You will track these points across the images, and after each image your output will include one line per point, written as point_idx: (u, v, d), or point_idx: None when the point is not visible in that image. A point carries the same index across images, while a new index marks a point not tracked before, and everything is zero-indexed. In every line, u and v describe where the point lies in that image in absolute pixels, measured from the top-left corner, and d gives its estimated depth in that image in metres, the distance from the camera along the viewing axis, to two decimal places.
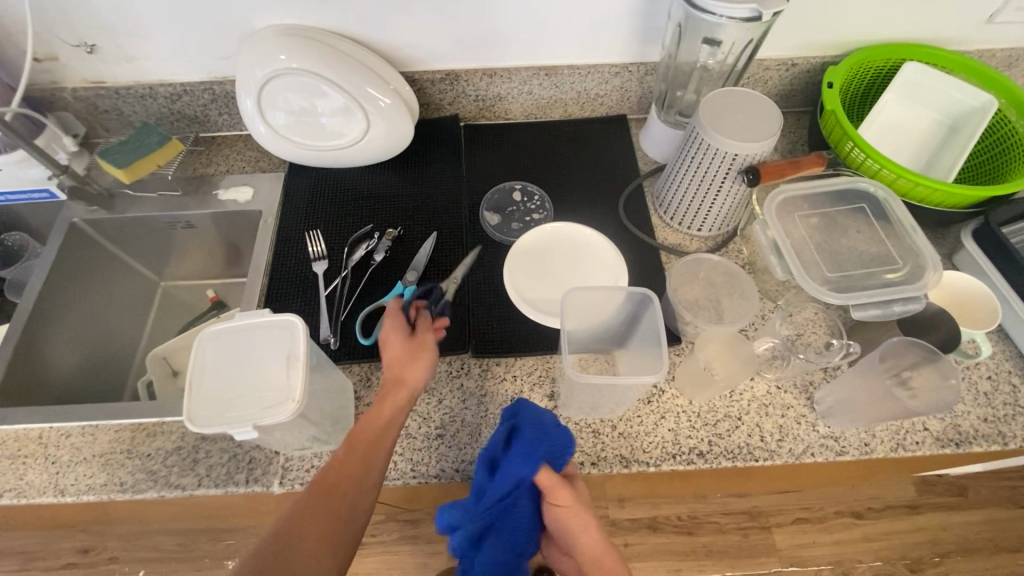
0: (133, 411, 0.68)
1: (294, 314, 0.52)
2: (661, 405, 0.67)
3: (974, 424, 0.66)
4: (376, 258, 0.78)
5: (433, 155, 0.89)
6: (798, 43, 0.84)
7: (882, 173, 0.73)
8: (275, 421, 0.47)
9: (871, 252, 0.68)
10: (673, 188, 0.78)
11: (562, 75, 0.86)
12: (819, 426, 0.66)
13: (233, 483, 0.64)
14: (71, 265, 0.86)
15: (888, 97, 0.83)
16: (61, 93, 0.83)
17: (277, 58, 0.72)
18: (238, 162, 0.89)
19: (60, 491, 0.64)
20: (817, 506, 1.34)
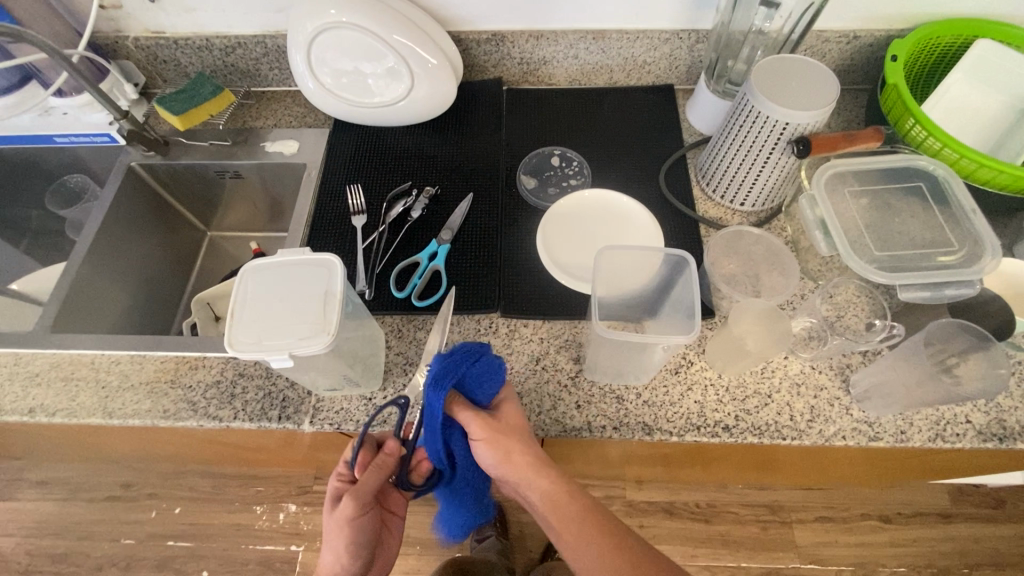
0: (177, 345, 0.72)
1: (333, 253, 0.54)
2: (689, 376, 0.67)
3: (1021, 420, 0.63)
4: (413, 215, 0.79)
5: (474, 117, 0.89)
6: (862, 14, 0.80)
7: (944, 152, 0.69)
8: (310, 351, 0.49)
9: (925, 233, 0.65)
10: (717, 160, 0.76)
11: (610, 40, 0.84)
12: (853, 410, 0.64)
13: (266, 418, 0.66)
14: (126, 208, 0.88)
15: (956, 76, 0.79)
16: (124, 41, 0.86)
17: (328, 13, 0.72)
18: (285, 116, 0.92)
19: (109, 413, 0.68)
20: (842, 505, 1.31)
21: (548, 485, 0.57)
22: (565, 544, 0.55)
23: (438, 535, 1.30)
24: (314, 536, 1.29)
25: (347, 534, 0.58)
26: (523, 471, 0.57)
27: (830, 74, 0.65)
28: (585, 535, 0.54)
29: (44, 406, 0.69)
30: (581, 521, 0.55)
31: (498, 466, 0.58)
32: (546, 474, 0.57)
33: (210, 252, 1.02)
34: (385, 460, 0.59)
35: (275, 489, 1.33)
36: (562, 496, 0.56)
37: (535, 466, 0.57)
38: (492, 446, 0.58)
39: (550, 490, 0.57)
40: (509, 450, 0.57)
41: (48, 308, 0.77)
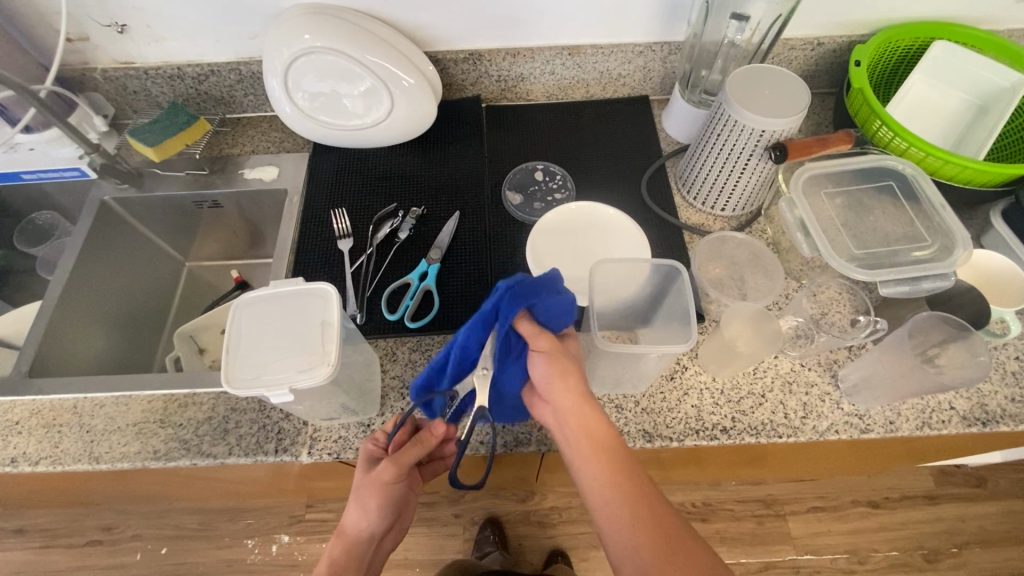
0: (164, 382, 0.70)
1: (328, 282, 0.53)
2: (684, 381, 0.68)
3: (1001, 404, 0.66)
4: (401, 236, 0.79)
5: (455, 135, 0.89)
6: (824, 22, 0.84)
7: (910, 151, 0.72)
8: (310, 385, 0.48)
9: (899, 229, 0.68)
10: (697, 167, 0.78)
11: (586, 55, 0.86)
12: (844, 404, 0.66)
13: (262, 452, 0.65)
14: (100, 243, 0.86)
15: (915, 77, 0.82)
16: (91, 73, 0.84)
17: (301, 38, 0.72)
18: (263, 142, 0.91)
19: (95, 459, 0.66)
20: (832, 494, 1.34)
21: (593, 415, 0.52)
22: (592, 472, 0.50)
23: (438, 555, 1.28)
24: (310, 566, 1.26)
25: (381, 493, 0.57)
26: (574, 394, 0.52)
27: (800, 81, 0.68)
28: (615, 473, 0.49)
29: (25, 456, 0.66)
30: (614, 464, 0.50)
31: (555, 382, 0.53)
32: (592, 404, 0.52)
33: (188, 284, 1.00)
34: (429, 437, 0.55)
35: (266, 520, 1.30)
36: (605, 434, 0.51)
37: (586, 396, 0.52)
38: (557, 369, 0.53)
39: (592, 424, 0.51)
40: (567, 369, 0.53)
41: (24, 352, 0.74)
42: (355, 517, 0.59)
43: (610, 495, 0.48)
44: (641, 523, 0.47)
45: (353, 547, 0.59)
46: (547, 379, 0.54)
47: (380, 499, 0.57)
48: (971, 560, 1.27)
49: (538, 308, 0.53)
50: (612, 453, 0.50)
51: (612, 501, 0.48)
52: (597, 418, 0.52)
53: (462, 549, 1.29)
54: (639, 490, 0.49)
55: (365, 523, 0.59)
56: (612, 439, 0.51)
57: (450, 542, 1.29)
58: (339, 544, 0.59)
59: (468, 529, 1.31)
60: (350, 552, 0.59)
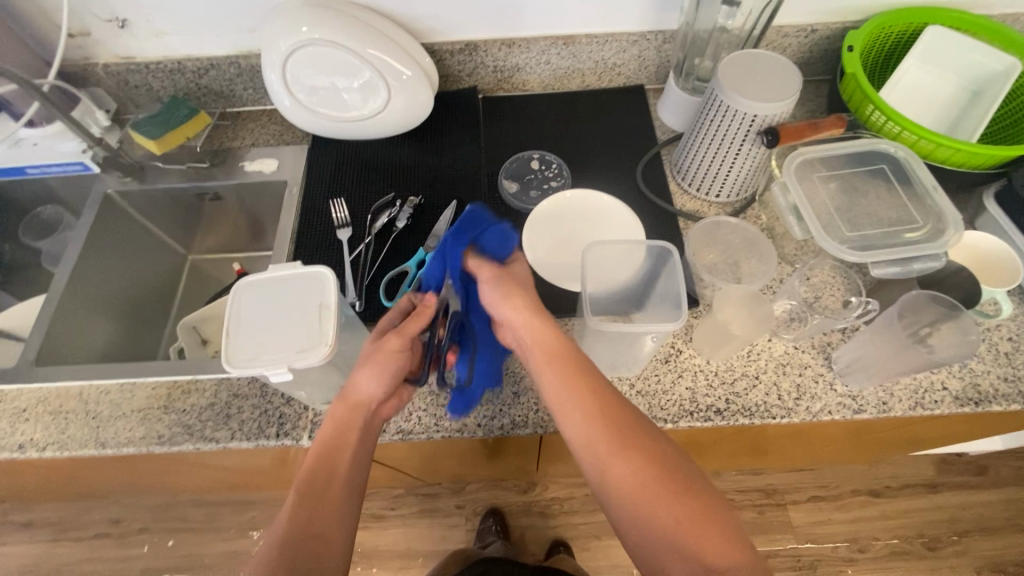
0: (167, 370, 0.71)
1: (326, 266, 0.54)
2: (679, 364, 0.68)
3: (994, 383, 0.66)
4: (399, 225, 0.80)
5: (452, 126, 0.90)
6: (817, 9, 0.84)
7: (903, 135, 0.73)
8: (309, 364, 0.49)
9: (891, 212, 0.68)
10: (691, 154, 0.79)
11: (580, 44, 0.87)
12: (837, 385, 0.67)
13: (264, 436, 0.66)
14: (104, 236, 0.88)
15: (909, 63, 0.83)
16: (93, 68, 0.85)
17: (299, 30, 0.73)
18: (263, 135, 0.92)
19: (101, 444, 0.67)
20: (832, 483, 1.34)
21: (543, 328, 0.56)
22: (550, 374, 0.54)
23: (440, 545, 1.30)
24: None
25: (397, 357, 0.57)
26: (520, 309, 0.57)
27: (792, 67, 0.68)
28: (578, 378, 0.53)
29: (33, 442, 0.67)
30: (573, 370, 0.53)
31: (498, 301, 0.59)
32: (540, 317, 0.57)
33: (191, 277, 1.01)
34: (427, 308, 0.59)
35: (271, 512, 1.31)
36: (561, 346, 0.55)
37: (535, 310, 0.57)
38: (501, 291, 0.59)
39: (543, 337, 0.56)
40: (510, 291, 0.58)
41: (31, 342, 0.76)
42: (367, 379, 0.55)
43: (569, 397, 0.52)
44: (593, 417, 0.50)
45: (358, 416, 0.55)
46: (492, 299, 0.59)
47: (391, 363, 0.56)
48: (971, 547, 1.27)
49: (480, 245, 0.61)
50: (570, 360, 0.54)
51: (570, 403, 0.52)
52: (551, 332, 0.56)
53: (465, 539, 1.30)
54: (595, 386, 0.52)
55: (380, 383, 0.56)
56: (562, 344, 0.55)
57: (453, 532, 1.31)
58: (341, 413, 0.54)
59: (470, 520, 1.32)
60: (356, 419, 0.55)
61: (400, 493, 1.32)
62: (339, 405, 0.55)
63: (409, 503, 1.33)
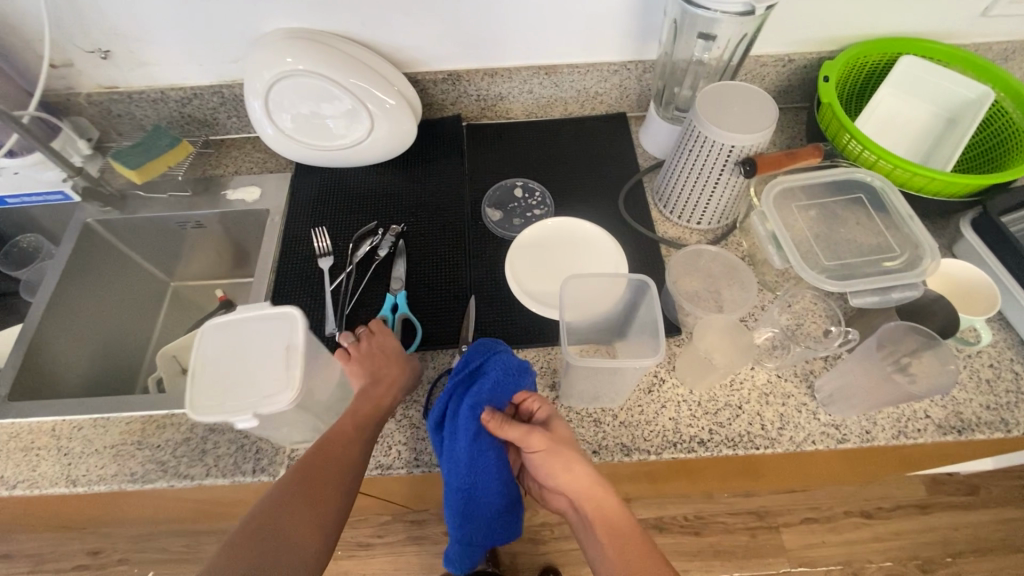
0: (142, 403, 0.70)
1: (295, 306, 0.54)
2: (662, 394, 0.68)
3: (976, 411, 0.66)
4: (381, 253, 0.79)
5: (436, 154, 0.91)
6: (793, 39, 0.86)
7: (879, 163, 0.74)
8: (274, 410, 0.49)
9: (869, 241, 0.68)
10: (671, 182, 0.79)
11: (562, 74, 0.88)
12: (820, 415, 0.67)
13: (240, 473, 0.65)
14: (82, 265, 0.87)
15: (884, 91, 0.84)
16: (76, 98, 0.85)
17: (284, 61, 0.74)
18: (246, 163, 0.92)
19: (72, 482, 0.65)
20: (825, 505, 1.33)
21: (602, 498, 0.56)
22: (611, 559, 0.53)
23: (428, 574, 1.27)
24: None
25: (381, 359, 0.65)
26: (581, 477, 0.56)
27: (768, 98, 0.69)
28: (640, 551, 0.53)
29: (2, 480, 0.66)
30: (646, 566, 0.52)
31: (562, 463, 0.56)
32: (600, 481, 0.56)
33: (173, 304, 1.00)
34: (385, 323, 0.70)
35: None
36: (629, 527, 0.55)
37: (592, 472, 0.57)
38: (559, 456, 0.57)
39: (604, 507, 0.55)
40: (569, 462, 0.56)
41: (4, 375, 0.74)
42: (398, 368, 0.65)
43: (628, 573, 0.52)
44: None
45: (386, 401, 0.62)
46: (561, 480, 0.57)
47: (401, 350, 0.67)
48: (966, 569, 1.26)
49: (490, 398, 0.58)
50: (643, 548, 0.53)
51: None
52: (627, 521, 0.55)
53: None
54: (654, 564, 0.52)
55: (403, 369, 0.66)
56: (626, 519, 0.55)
57: (441, 560, 1.28)
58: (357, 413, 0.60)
59: None
60: (383, 399, 0.62)
61: (387, 520, 1.30)
62: (371, 388, 0.62)
63: (397, 530, 1.30)
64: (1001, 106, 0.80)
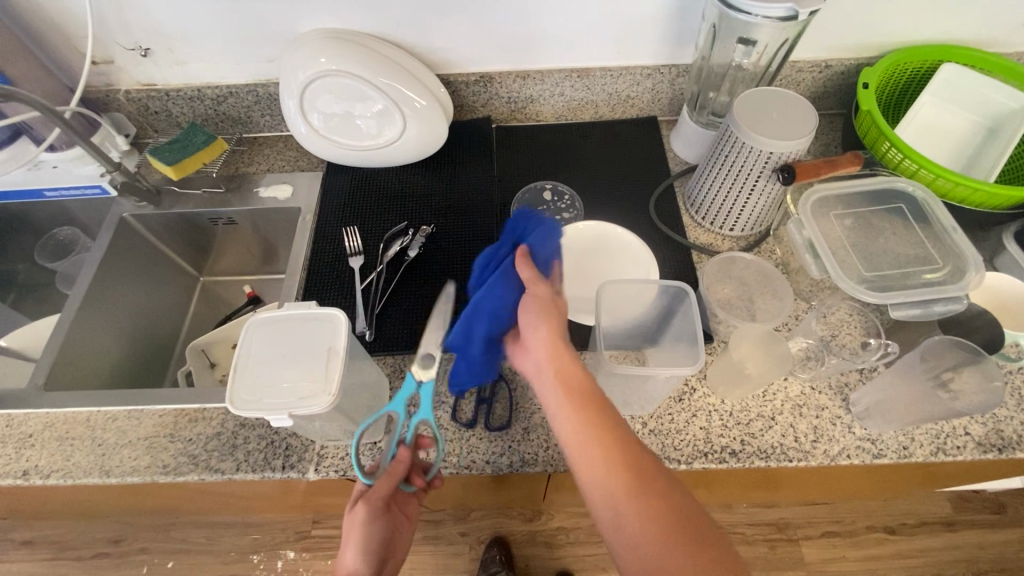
0: (175, 397, 0.71)
1: (339, 308, 0.54)
2: (692, 403, 0.67)
3: (1017, 430, 0.65)
4: (410, 254, 0.79)
5: (465, 155, 0.91)
6: (831, 45, 0.85)
7: (920, 172, 0.72)
8: (310, 412, 0.49)
9: (909, 252, 0.67)
10: (705, 188, 0.78)
11: (594, 77, 0.87)
12: (856, 428, 0.65)
13: (270, 469, 0.65)
14: (116, 258, 0.88)
15: (924, 99, 0.82)
16: (115, 95, 0.87)
17: (319, 61, 0.74)
18: (278, 161, 0.93)
19: (106, 472, 0.66)
20: (846, 519, 1.30)
21: (572, 369, 0.52)
22: (570, 420, 0.49)
23: None
24: None
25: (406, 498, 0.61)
26: (548, 342, 0.53)
27: (807, 106, 0.68)
28: (594, 411, 0.49)
29: (38, 468, 0.67)
30: (607, 441, 0.48)
31: (537, 321, 0.55)
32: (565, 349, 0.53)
33: (201, 299, 1.01)
34: (396, 466, 0.57)
35: (272, 536, 1.30)
36: (585, 386, 0.51)
37: (556, 340, 0.53)
38: (540, 310, 0.55)
39: (570, 378, 0.51)
40: (540, 323, 0.55)
41: (41, 365, 0.76)
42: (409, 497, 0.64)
43: (583, 435, 0.48)
44: (614, 461, 0.46)
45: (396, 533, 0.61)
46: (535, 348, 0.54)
47: (369, 535, 0.56)
48: None
49: (528, 245, 0.58)
50: (605, 430, 0.48)
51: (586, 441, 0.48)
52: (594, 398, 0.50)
53: (468, 569, 1.27)
54: (616, 431, 0.48)
55: (362, 561, 0.56)
56: (585, 382, 0.51)
57: (456, 561, 1.28)
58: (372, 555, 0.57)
59: (474, 548, 1.29)
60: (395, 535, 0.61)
61: None
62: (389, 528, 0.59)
63: None
64: None
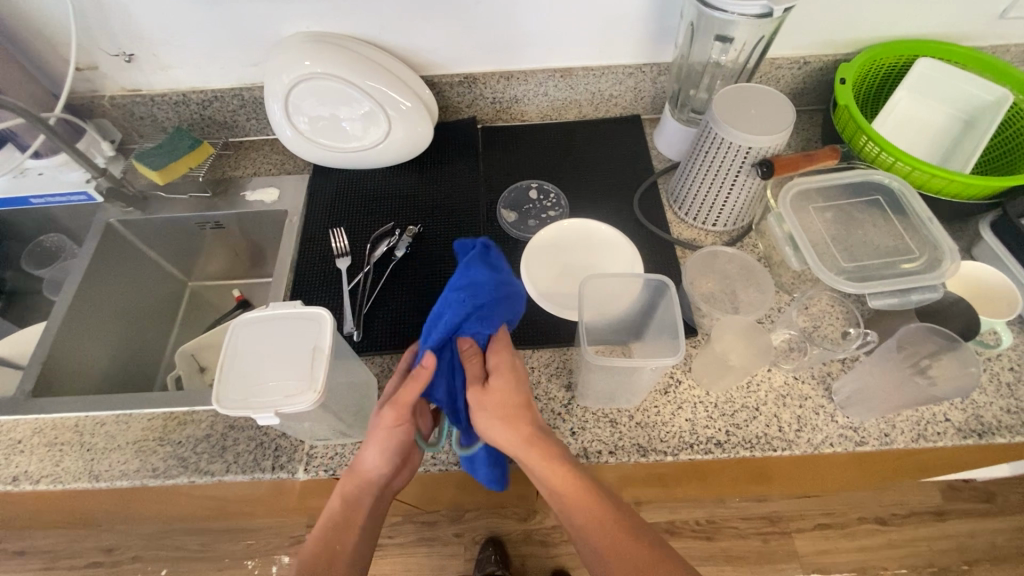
0: (164, 401, 0.71)
1: (323, 307, 0.55)
2: (678, 396, 0.68)
3: (996, 415, 0.66)
4: (397, 253, 0.80)
5: (451, 156, 0.91)
6: (809, 43, 0.86)
7: (897, 165, 0.73)
8: (296, 410, 0.49)
9: (887, 243, 0.68)
10: (687, 185, 0.79)
11: (577, 77, 0.88)
12: (838, 417, 0.66)
13: (259, 469, 0.66)
14: (103, 264, 0.88)
15: (900, 93, 0.84)
16: (99, 101, 0.87)
17: (302, 64, 0.74)
18: (265, 164, 0.93)
19: (94, 477, 0.66)
20: (838, 510, 1.32)
21: (550, 468, 0.53)
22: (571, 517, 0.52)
23: None
24: None
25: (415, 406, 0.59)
26: (521, 448, 0.53)
27: (785, 101, 0.69)
28: (590, 506, 0.52)
29: (26, 474, 0.67)
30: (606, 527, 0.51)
31: (502, 440, 0.54)
32: (541, 451, 0.53)
33: (191, 304, 1.01)
34: (421, 373, 0.54)
35: (267, 541, 1.29)
36: (571, 483, 0.52)
37: (532, 443, 0.54)
38: (502, 416, 0.54)
39: (558, 480, 0.52)
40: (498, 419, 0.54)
41: (28, 372, 0.75)
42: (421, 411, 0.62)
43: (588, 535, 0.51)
44: (614, 545, 0.50)
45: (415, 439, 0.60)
46: (490, 409, 0.54)
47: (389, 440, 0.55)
48: None
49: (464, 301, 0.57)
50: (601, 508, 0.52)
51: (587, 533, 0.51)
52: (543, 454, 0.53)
53: (464, 569, 1.27)
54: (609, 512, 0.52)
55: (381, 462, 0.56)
56: (576, 482, 0.53)
57: (451, 561, 1.28)
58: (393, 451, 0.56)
59: (469, 548, 1.29)
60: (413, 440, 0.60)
61: (399, 520, 1.30)
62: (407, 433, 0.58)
63: (407, 531, 1.30)
64: (1020, 108, 0.79)
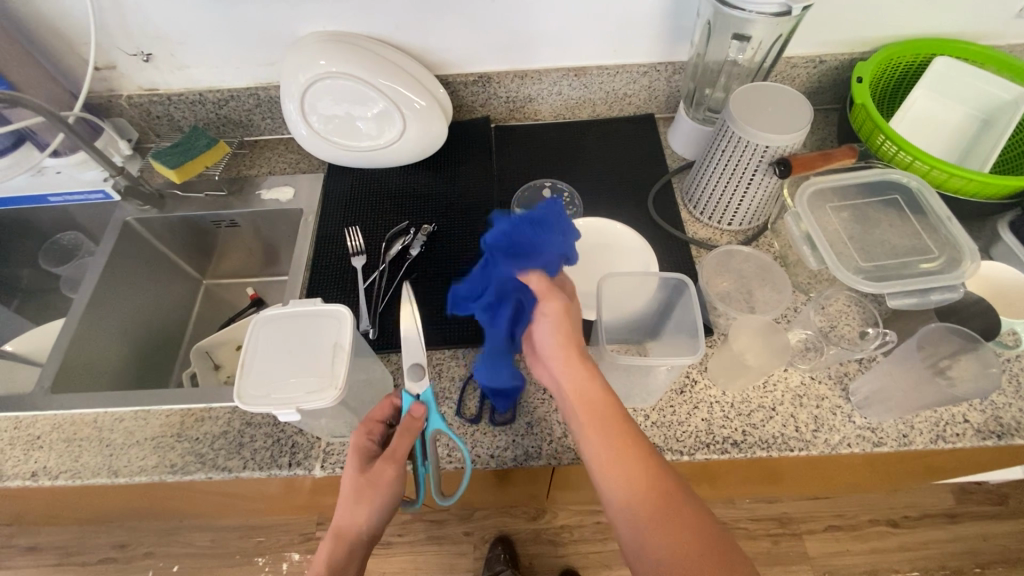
0: (182, 397, 0.71)
1: (344, 305, 0.55)
2: (694, 395, 0.68)
3: (1016, 416, 0.65)
4: (413, 252, 0.80)
5: (465, 156, 0.92)
6: (824, 41, 0.86)
7: (914, 164, 0.73)
8: (317, 407, 0.49)
9: (906, 242, 0.68)
10: (702, 184, 0.79)
11: (591, 75, 0.88)
12: (855, 417, 0.66)
13: (276, 466, 0.66)
14: (120, 261, 0.89)
15: (917, 92, 0.83)
16: (117, 100, 0.88)
17: (318, 63, 0.75)
18: (279, 163, 0.94)
19: (114, 473, 0.67)
20: (850, 513, 1.31)
21: (585, 380, 0.52)
22: (592, 439, 0.50)
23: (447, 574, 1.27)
24: None
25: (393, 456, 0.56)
26: (562, 362, 0.54)
27: (802, 99, 0.69)
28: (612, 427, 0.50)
29: (46, 470, 0.67)
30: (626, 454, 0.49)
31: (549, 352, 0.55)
32: (586, 369, 0.53)
33: (205, 302, 1.02)
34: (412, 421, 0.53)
35: (277, 538, 1.30)
36: (602, 399, 0.51)
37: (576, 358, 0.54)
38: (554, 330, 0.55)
39: (590, 393, 0.52)
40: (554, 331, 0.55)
41: (47, 369, 0.76)
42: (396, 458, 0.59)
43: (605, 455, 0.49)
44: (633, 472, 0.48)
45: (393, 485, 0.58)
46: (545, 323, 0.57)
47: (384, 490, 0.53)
48: None
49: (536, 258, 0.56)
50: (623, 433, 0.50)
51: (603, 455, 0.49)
52: (617, 418, 0.50)
53: (473, 568, 1.27)
54: (631, 442, 0.49)
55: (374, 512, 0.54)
56: (606, 400, 0.51)
57: (461, 560, 1.28)
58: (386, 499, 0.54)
59: (478, 548, 1.29)
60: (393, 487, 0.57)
61: (408, 518, 1.31)
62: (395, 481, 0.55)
63: (416, 529, 1.31)
64: None
